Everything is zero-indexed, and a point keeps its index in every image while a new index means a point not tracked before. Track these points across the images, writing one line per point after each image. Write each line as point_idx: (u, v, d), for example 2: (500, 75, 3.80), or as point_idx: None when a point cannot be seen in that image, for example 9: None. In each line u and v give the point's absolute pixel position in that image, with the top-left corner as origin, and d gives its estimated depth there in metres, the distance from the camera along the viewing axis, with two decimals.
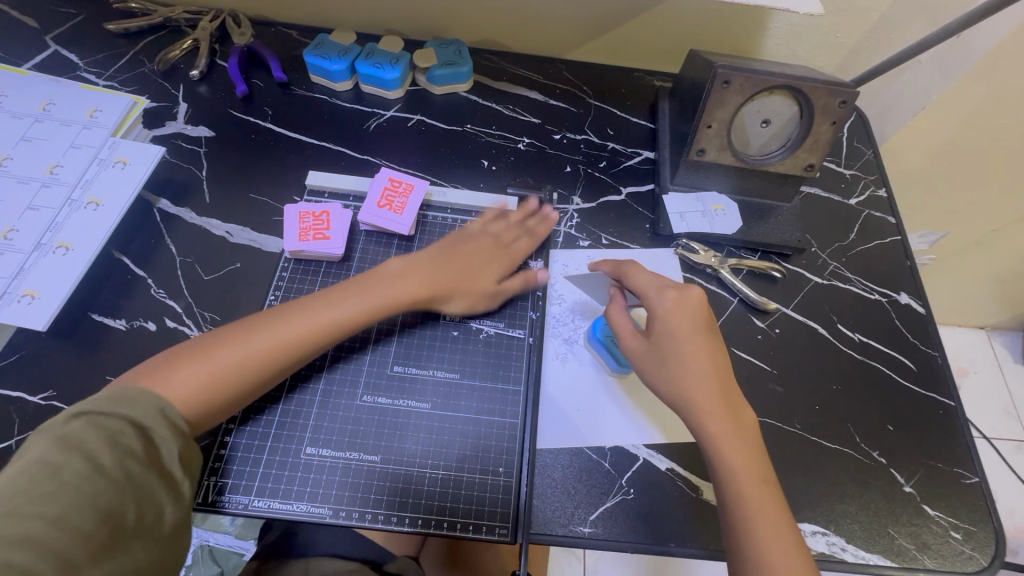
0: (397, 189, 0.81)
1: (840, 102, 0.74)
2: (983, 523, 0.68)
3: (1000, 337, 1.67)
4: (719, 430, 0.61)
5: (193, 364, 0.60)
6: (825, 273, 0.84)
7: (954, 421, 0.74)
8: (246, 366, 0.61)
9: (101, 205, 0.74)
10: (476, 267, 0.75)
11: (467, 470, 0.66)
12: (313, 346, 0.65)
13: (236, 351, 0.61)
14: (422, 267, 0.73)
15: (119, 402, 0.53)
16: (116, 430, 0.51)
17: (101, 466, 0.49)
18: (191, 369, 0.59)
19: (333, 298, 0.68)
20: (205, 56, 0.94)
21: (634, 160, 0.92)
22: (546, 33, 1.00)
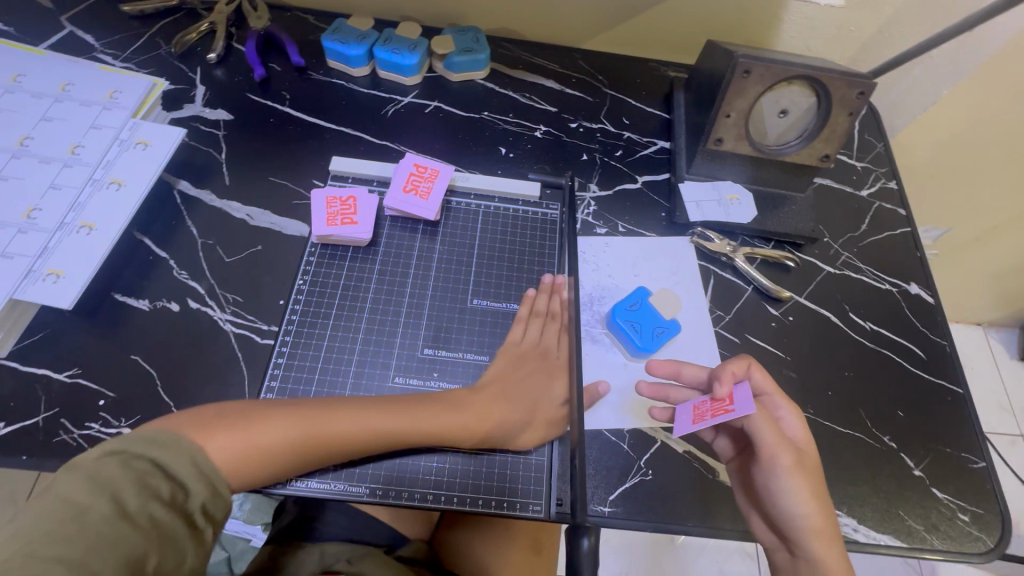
0: (421, 174, 0.81)
1: (857, 93, 0.75)
2: (989, 505, 0.70)
3: (996, 333, 1.70)
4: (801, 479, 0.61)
5: (243, 429, 0.55)
6: (838, 263, 0.86)
7: (961, 408, 0.76)
8: (248, 458, 0.54)
9: (123, 186, 0.74)
10: (549, 389, 0.70)
11: (498, 450, 0.67)
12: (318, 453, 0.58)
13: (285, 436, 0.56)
14: (498, 396, 0.67)
15: (155, 445, 0.50)
16: (145, 473, 0.48)
17: (127, 509, 0.45)
18: (247, 435, 0.55)
19: (408, 413, 0.62)
20: (222, 39, 0.94)
21: (649, 150, 0.93)
22: (562, 22, 1.00)
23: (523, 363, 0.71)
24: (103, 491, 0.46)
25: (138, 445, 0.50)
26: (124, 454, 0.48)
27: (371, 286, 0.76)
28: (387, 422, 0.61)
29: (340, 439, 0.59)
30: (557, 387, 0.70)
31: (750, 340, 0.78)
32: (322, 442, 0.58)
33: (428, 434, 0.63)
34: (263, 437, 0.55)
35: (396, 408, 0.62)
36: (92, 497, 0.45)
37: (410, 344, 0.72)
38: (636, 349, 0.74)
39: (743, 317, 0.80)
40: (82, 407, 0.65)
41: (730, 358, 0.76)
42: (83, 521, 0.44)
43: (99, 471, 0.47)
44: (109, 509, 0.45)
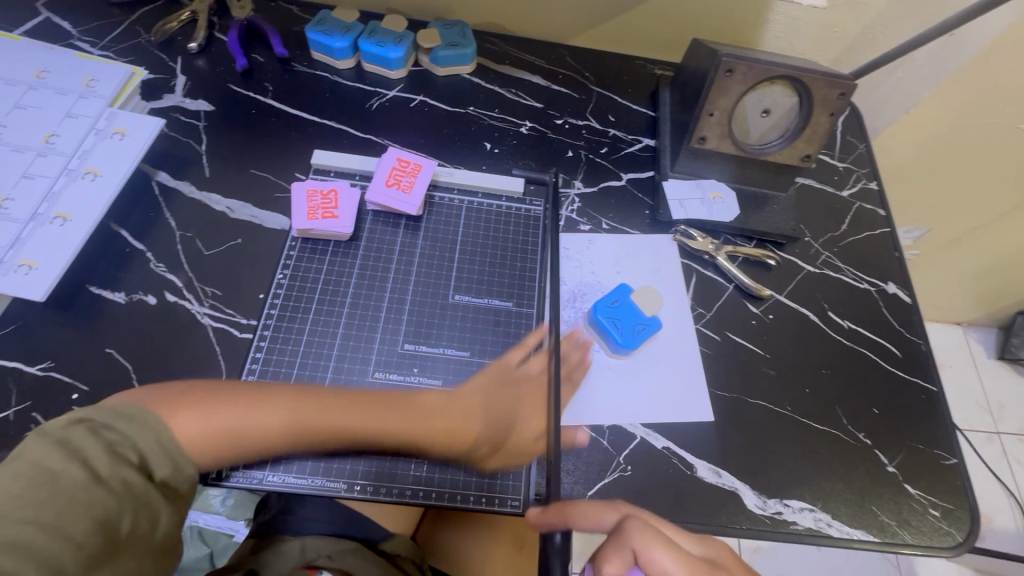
0: (405, 169, 0.81)
1: (838, 94, 0.75)
2: (960, 501, 0.71)
3: (974, 332, 1.73)
4: None
5: (205, 409, 0.58)
6: (818, 262, 0.87)
7: (935, 405, 0.77)
8: (212, 440, 0.58)
9: (100, 176, 0.73)
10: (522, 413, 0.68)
11: (477, 447, 0.68)
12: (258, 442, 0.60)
13: (224, 414, 0.59)
14: (469, 409, 0.67)
15: (121, 418, 0.54)
16: (117, 443, 0.52)
17: (100, 475, 0.49)
18: (210, 413, 0.58)
19: (318, 403, 0.63)
20: (204, 28, 0.92)
21: (634, 148, 0.93)
22: (549, 18, 1.00)
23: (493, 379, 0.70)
24: (75, 456, 0.49)
25: (103, 415, 0.53)
26: (88, 424, 0.51)
27: (354, 280, 0.76)
28: (304, 412, 0.62)
29: (283, 433, 0.61)
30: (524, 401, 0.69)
31: (730, 337, 0.79)
32: (262, 431, 0.60)
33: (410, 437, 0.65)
34: (206, 417, 0.58)
35: (317, 395, 0.63)
36: (66, 464, 0.48)
37: (391, 339, 0.72)
38: (618, 346, 0.74)
39: (724, 315, 0.80)
40: (55, 400, 0.64)
41: (711, 356, 0.77)
42: (57, 486, 0.46)
43: (69, 440, 0.50)
44: (82, 471, 0.48)
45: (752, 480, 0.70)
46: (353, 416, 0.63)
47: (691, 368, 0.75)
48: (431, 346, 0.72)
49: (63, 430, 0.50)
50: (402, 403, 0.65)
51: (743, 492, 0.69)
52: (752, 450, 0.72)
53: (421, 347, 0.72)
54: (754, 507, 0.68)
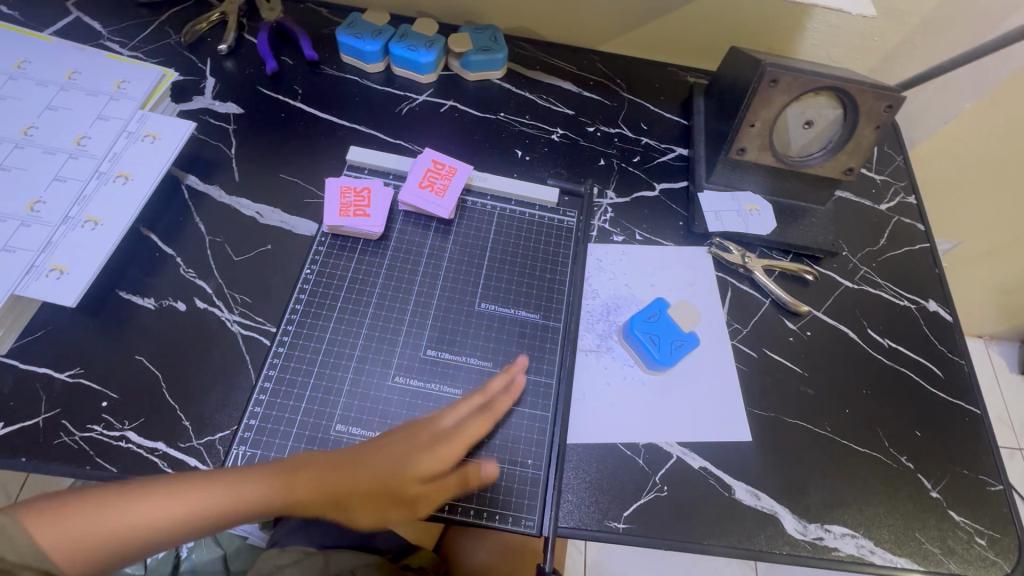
0: (438, 172, 0.79)
1: (885, 106, 0.73)
2: (1007, 529, 0.69)
3: (998, 347, 1.70)
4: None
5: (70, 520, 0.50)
6: (856, 278, 0.84)
7: (979, 429, 0.75)
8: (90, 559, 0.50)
9: (131, 179, 0.72)
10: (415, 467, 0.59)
11: (494, 460, 0.64)
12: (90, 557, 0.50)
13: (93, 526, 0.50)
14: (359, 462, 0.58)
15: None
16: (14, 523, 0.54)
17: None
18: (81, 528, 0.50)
19: (211, 486, 0.54)
20: (233, 30, 0.91)
21: (667, 157, 0.92)
22: (581, 23, 0.98)
23: (369, 449, 0.59)
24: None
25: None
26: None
27: (380, 284, 0.73)
28: (197, 500, 0.53)
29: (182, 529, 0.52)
30: (408, 462, 0.59)
31: (767, 354, 0.77)
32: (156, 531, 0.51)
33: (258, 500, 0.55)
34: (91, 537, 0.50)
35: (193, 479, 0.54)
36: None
37: (413, 343, 0.69)
38: (655, 362, 0.72)
39: (760, 331, 0.78)
40: (85, 408, 0.63)
41: (747, 373, 0.75)
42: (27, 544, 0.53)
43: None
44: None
45: (792, 503, 0.68)
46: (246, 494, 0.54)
47: (728, 385, 0.74)
48: (454, 354, 0.69)
49: None
50: (292, 478, 0.56)
51: (783, 516, 0.67)
52: (792, 472, 0.69)
53: (444, 352, 0.69)
54: (794, 532, 0.66)
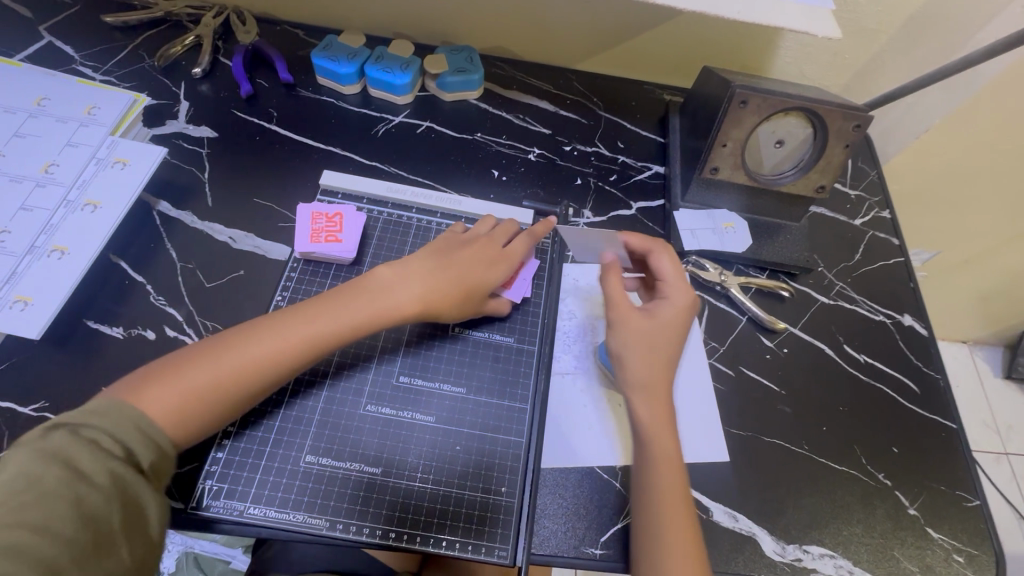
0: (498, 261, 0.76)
1: (854, 126, 0.74)
2: (984, 545, 0.69)
3: (981, 352, 1.71)
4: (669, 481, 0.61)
5: (171, 382, 0.56)
6: (832, 293, 0.85)
7: (955, 443, 0.75)
8: (202, 398, 0.56)
9: (99, 207, 0.71)
10: (483, 263, 0.70)
11: (468, 488, 0.63)
12: (206, 405, 0.57)
13: (208, 371, 0.57)
14: (435, 267, 0.68)
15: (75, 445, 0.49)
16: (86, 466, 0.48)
17: (82, 472, 0.47)
18: (173, 389, 0.56)
19: (295, 324, 0.62)
20: (208, 53, 0.91)
21: (644, 175, 0.92)
22: (556, 43, 0.99)
23: (458, 268, 0.68)
24: (53, 459, 0.47)
25: (78, 416, 0.51)
26: (67, 427, 0.49)
27: None
28: (293, 337, 0.61)
29: (269, 364, 0.59)
30: (455, 289, 0.68)
31: (744, 372, 0.77)
32: (250, 370, 0.58)
33: (345, 328, 0.63)
34: (204, 378, 0.57)
35: (293, 314, 0.62)
36: (45, 467, 0.47)
37: (385, 371, 0.68)
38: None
39: (737, 348, 0.78)
40: None
41: (725, 392, 0.75)
42: (39, 488, 0.46)
43: (49, 444, 0.48)
44: (62, 471, 0.47)
45: (770, 524, 0.67)
46: (304, 336, 0.61)
47: (705, 405, 0.73)
48: (427, 380, 0.68)
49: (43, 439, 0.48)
50: (355, 300, 0.64)
51: (761, 537, 0.67)
52: (770, 492, 0.69)
53: (416, 380, 0.68)
54: (772, 554, 0.66)
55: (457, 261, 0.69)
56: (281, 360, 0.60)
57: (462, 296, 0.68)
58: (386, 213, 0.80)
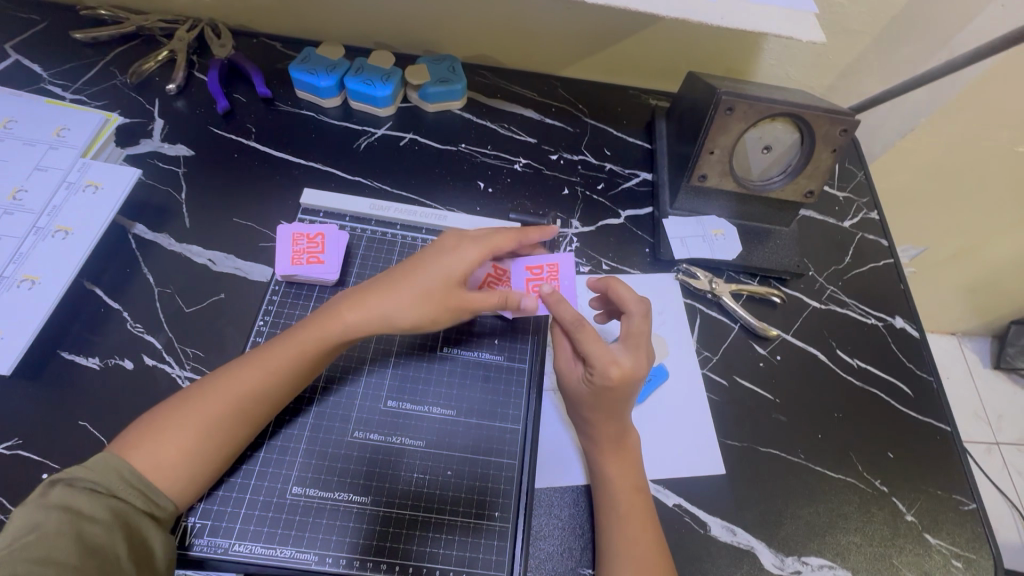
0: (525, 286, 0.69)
1: (840, 130, 0.73)
2: (982, 549, 0.69)
3: (970, 343, 1.72)
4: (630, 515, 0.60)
5: (150, 436, 0.56)
6: (823, 298, 0.84)
7: (950, 446, 0.75)
8: (186, 447, 0.56)
9: (71, 233, 0.69)
10: (448, 259, 0.64)
11: (461, 514, 0.62)
12: (191, 452, 0.56)
13: (186, 418, 0.57)
14: (398, 277, 0.64)
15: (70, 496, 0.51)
16: (84, 509, 0.50)
17: (84, 512, 0.50)
18: (155, 441, 0.56)
19: (264, 354, 0.61)
20: (182, 68, 0.89)
21: (632, 182, 0.91)
22: (540, 50, 0.98)
23: (424, 273, 0.63)
24: (53, 506, 0.50)
25: (71, 471, 0.53)
26: (61, 482, 0.52)
27: None
28: (262, 367, 0.60)
29: (245, 402, 0.59)
30: (422, 291, 0.62)
31: (738, 381, 0.76)
32: (226, 412, 0.58)
33: (314, 347, 0.62)
34: (184, 427, 0.56)
35: (265, 350, 0.62)
36: (45, 513, 0.49)
37: (373, 395, 0.67)
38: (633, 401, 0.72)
39: (730, 357, 0.78)
40: (23, 482, 0.60)
41: (719, 403, 0.74)
42: (43, 530, 0.48)
43: (47, 498, 0.50)
44: (64, 512, 0.49)
45: (769, 537, 0.67)
46: (275, 369, 0.60)
47: (700, 418, 0.72)
48: (415, 404, 0.67)
49: (41, 495, 0.51)
50: (320, 320, 0.63)
51: (760, 551, 0.66)
52: (767, 503, 0.68)
53: (405, 403, 0.67)
54: (772, 567, 0.65)
55: (424, 264, 0.64)
56: (256, 396, 0.59)
57: (438, 302, 0.62)
58: (370, 230, 0.79)
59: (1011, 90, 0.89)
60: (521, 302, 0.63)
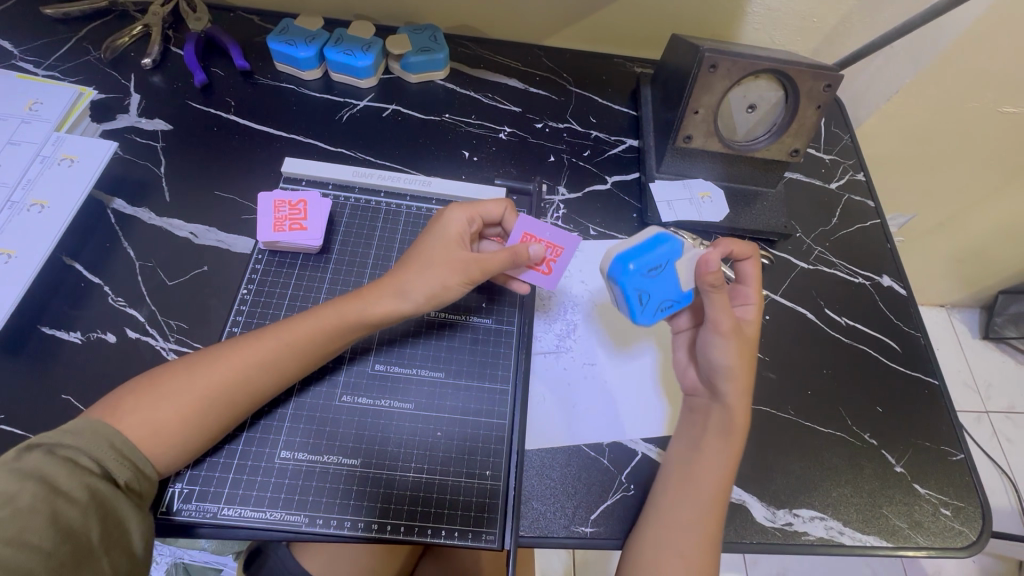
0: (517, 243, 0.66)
1: (824, 86, 0.73)
2: (970, 497, 0.69)
3: (959, 313, 1.73)
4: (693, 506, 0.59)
5: (146, 401, 0.56)
6: (811, 258, 0.84)
7: (938, 399, 0.75)
8: (185, 413, 0.56)
9: (47, 207, 0.68)
10: (444, 238, 0.64)
11: (452, 473, 0.62)
12: (187, 422, 0.56)
13: (187, 386, 0.57)
14: (405, 261, 0.64)
15: (50, 464, 0.50)
16: (62, 486, 0.49)
17: (61, 489, 0.49)
18: (153, 407, 0.56)
19: (272, 332, 0.61)
20: (158, 42, 0.87)
21: (618, 149, 0.90)
22: (523, 18, 0.96)
23: (428, 244, 0.64)
24: (31, 476, 0.49)
25: (52, 435, 0.52)
26: (41, 447, 0.51)
27: (323, 299, 0.70)
28: (265, 345, 0.60)
29: (250, 372, 0.58)
30: (428, 266, 0.62)
31: None
32: (228, 379, 0.58)
33: (324, 331, 0.61)
34: (182, 395, 0.56)
35: (275, 326, 0.62)
36: (21, 484, 0.48)
37: (360, 359, 0.66)
38: (633, 319, 0.66)
39: None
40: None
41: None
42: (15, 506, 0.47)
43: (23, 464, 0.49)
44: (40, 488, 0.48)
45: (759, 491, 0.67)
46: (285, 342, 0.60)
47: None
48: (404, 366, 0.66)
49: (17, 459, 0.49)
50: (333, 305, 0.62)
51: (750, 504, 0.66)
52: (758, 459, 0.69)
53: (393, 366, 0.66)
54: (763, 520, 0.65)
55: (424, 245, 0.64)
56: (261, 367, 0.59)
57: (445, 265, 0.62)
58: (354, 199, 0.78)
59: (995, 47, 0.89)
60: (531, 251, 0.63)
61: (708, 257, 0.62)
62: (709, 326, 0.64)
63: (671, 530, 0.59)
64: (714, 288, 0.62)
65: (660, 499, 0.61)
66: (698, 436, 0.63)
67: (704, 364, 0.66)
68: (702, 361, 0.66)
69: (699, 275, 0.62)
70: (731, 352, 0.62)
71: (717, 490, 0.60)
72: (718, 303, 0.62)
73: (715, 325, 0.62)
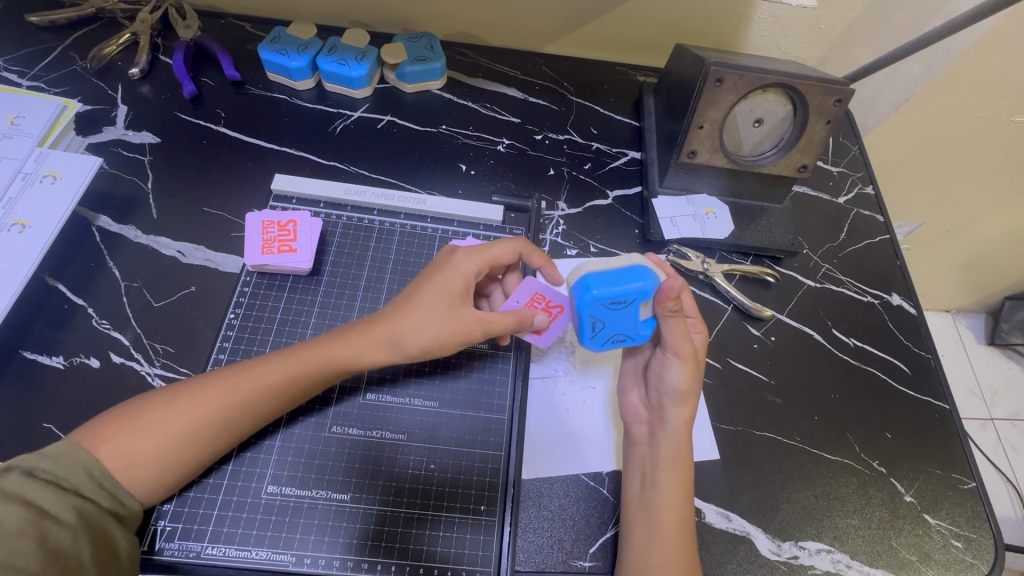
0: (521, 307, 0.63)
1: (834, 101, 0.71)
2: (982, 528, 0.67)
3: (964, 319, 1.70)
4: (663, 540, 0.56)
5: (128, 431, 0.54)
6: (818, 276, 0.82)
7: (948, 424, 0.73)
8: (167, 448, 0.54)
9: (28, 227, 0.65)
10: (447, 290, 0.60)
11: (447, 508, 0.60)
12: (164, 459, 0.54)
13: (170, 418, 0.55)
14: (400, 305, 0.61)
15: (30, 487, 0.49)
16: (48, 510, 0.48)
17: (47, 511, 0.48)
18: (133, 437, 0.54)
19: (256, 369, 0.58)
20: (146, 52, 0.85)
21: (619, 161, 0.88)
22: (522, 25, 0.93)
23: (430, 289, 0.61)
24: (15, 499, 0.48)
25: (32, 456, 0.51)
26: (19, 468, 0.49)
27: (314, 321, 0.68)
28: (247, 382, 0.57)
29: (233, 412, 0.56)
30: (429, 322, 0.59)
31: (731, 364, 0.74)
32: (210, 416, 0.55)
33: (307, 368, 0.59)
34: (162, 429, 0.54)
35: (261, 361, 0.60)
36: (5, 508, 0.47)
37: (352, 389, 0.64)
38: (581, 340, 0.62)
39: (723, 340, 0.75)
40: None
41: (712, 387, 0.72)
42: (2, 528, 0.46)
43: (4, 487, 0.48)
44: (26, 511, 0.47)
45: (764, 522, 0.65)
46: (268, 380, 0.58)
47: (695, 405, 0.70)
48: (395, 396, 0.64)
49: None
50: (322, 343, 0.61)
51: (755, 536, 0.64)
52: (762, 488, 0.67)
53: (385, 395, 0.64)
54: (769, 553, 0.63)
55: (425, 296, 0.60)
56: (244, 407, 0.57)
57: (445, 320, 0.59)
58: (345, 216, 0.76)
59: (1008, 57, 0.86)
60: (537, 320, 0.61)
61: (671, 282, 0.59)
62: (666, 348, 0.62)
63: (645, 571, 0.55)
64: (675, 313, 0.60)
65: (629, 540, 0.57)
66: (651, 470, 0.60)
67: (652, 389, 0.63)
68: (652, 385, 0.63)
69: (660, 301, 0.59)
70: (686, 373, 0.61)
71: (684, 519, 0.58)
72: (678, 327, 0.61)
73: (675, 348, 0.61)
